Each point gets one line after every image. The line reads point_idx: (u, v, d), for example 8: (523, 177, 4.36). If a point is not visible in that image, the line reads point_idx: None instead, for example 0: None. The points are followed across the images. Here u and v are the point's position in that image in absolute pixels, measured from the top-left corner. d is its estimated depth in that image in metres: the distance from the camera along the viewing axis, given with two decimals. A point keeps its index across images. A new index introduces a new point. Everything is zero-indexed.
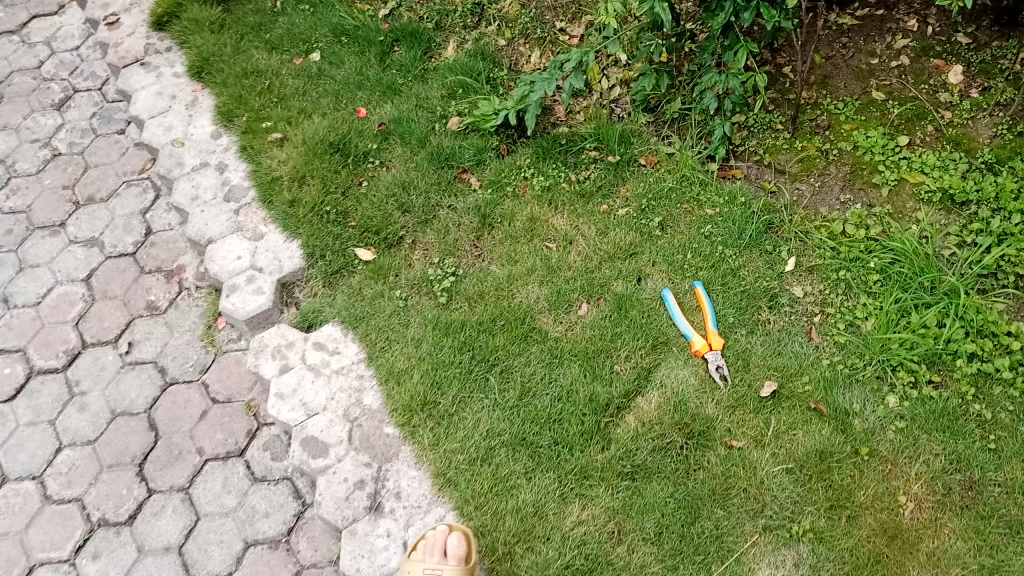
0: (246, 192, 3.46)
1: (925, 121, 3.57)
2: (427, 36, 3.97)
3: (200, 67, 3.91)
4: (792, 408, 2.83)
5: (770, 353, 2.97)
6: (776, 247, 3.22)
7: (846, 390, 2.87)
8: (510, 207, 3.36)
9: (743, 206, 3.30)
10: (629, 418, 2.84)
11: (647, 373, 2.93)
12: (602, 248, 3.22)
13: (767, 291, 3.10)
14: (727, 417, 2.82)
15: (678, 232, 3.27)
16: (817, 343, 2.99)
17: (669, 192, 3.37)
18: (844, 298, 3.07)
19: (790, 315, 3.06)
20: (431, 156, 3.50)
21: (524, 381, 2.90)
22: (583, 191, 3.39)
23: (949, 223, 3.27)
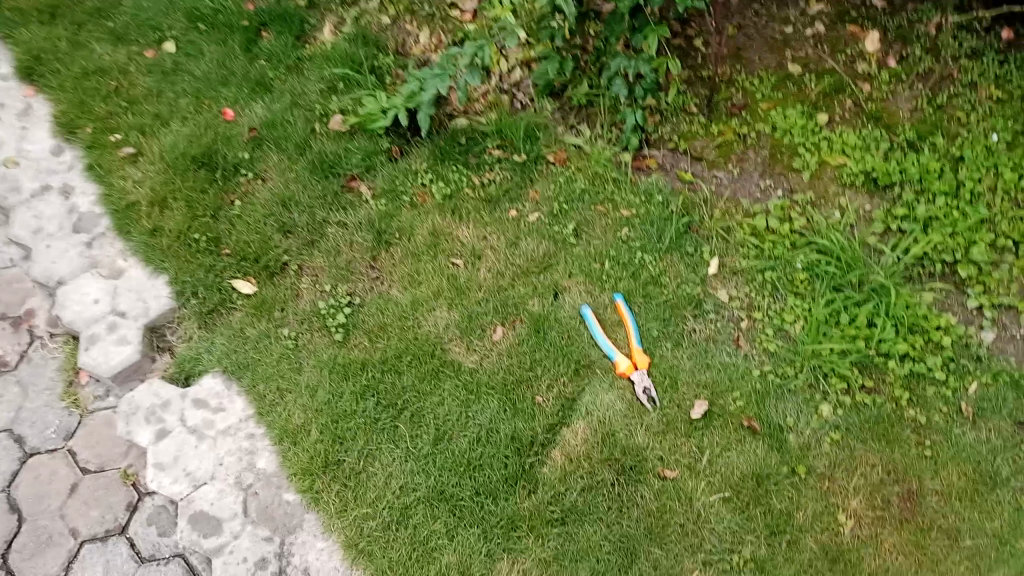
0: (98, 221, 3.03)
1: (843, 96, 3.37)
2: (299, 17, 3.52)
3: (30, 66, 3.36)
4: (724, 427, 2.64)
5: (698, 368, 2.76)
6: (697, 247, 3.00)
7: (779, 403, 2.69)
8: (409, 220, 3.03)
9: (660, 205, 3.07)
10: (556, 455, 2.60)
11: (571, 403, 2.70)
12: (515, 264, 2.95)
13: (692, 299, 2.88)
14: (658, 444, 2.61)
15: (594, 239, 3.01)
16: (745, 351, 2.80)
17: (582, 193, 3.11)
18: (771, 302, 2.88)
19: (716, 323, 2.86)
20: (314, 165, 3.12)
21: (437, 422, 2.65)
22: (488, 196, 3.09)
23: (873, 208, 3.12)
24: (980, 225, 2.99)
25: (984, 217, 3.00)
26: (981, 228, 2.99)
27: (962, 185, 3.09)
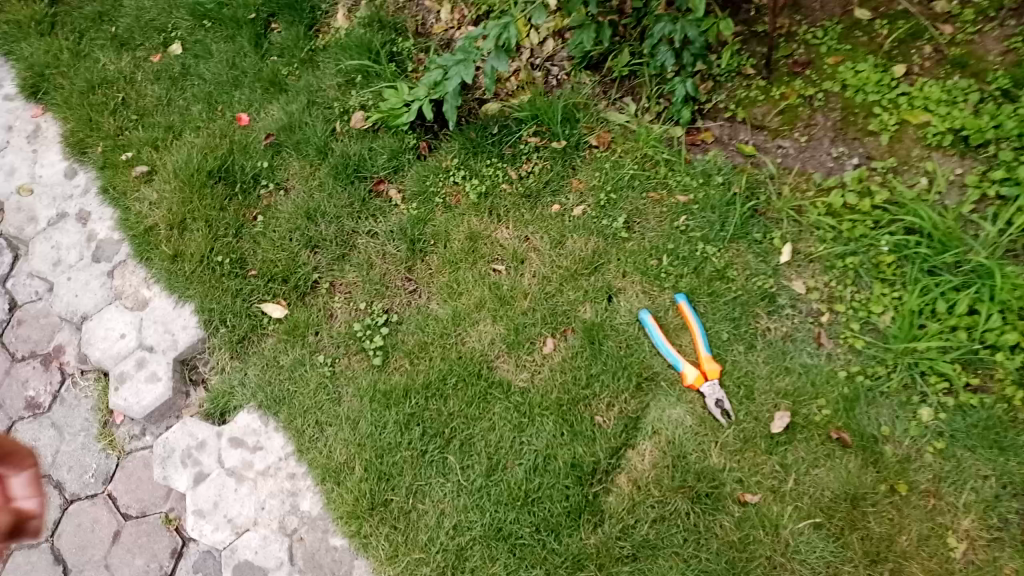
0: (118, 247, 2.82)
1: (921, 41, 2.93)
2: (309, 3, 3.21)
3: (34, 85, 3.16)
4: (810, 440, 2.36)
5: (776, 373, 2.47)
6: (766, 233, 2.67)
7: (870, 410, 2.40)
8: (443, 223, 2.75)
9: (720, 187, 2.73)
10: (621, 481, 2.36)
11: (635, 421, 2.43)
12: (559, 266, 2.67)
13: (764, 294, 2.58)
14: (735, 465, 2.35)
15: (648, 231, 2.71)
16: (827, 350, 2.49)
17: (632, 179, 2.79)
18: (854, 292, 2.56)
19: (793, 319, 2.55)
20: (336, 169, 2.85)
21: (490, 451, 2.39)
22: (525, 190, 2.80)
23: (965, 172, 2.73)
24: None
25: None
26: None
27: None
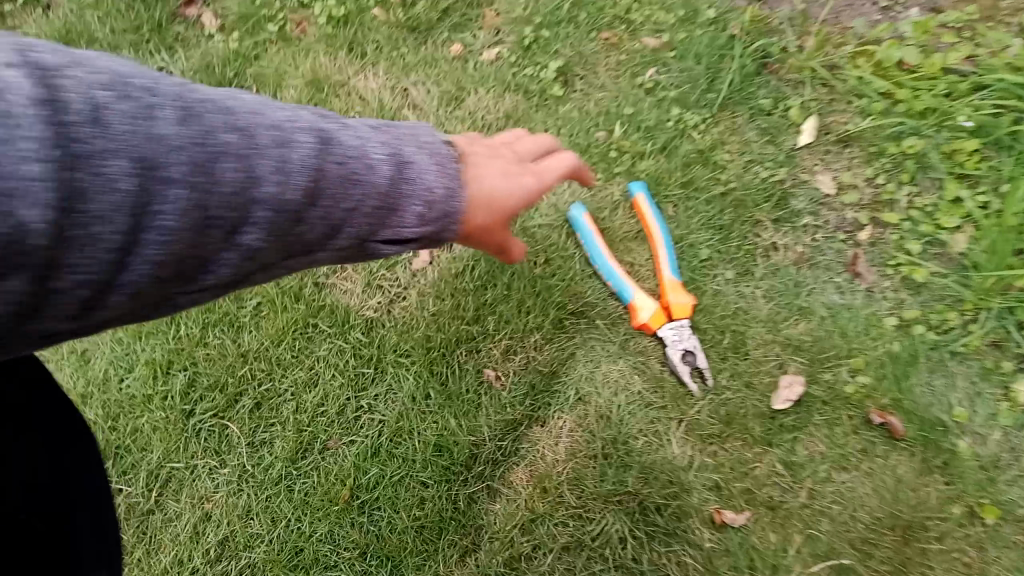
0: None
1: None
2: None
3: None
4: (833, 426, 1.41)
5: (783, 316, 1.51)
6: (776, 100, 1.69)
7: (935, 381, 1.44)
8: (275, 63, 1.77)
9: (710, 27, 1.74)
10: (517, 481, 1.40)
11: (548, 381, 1.46)
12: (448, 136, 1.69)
13: (768, 192, 1.61)
14: (710, 463, 1.39)
15: (593, 89, 1.71)
16: (868, 286, 1.54)
17: (573, 9, 1.78)
18: (914, 195, 1.60)
19: (812, 233, 1.59)
20: None
21: (302, 420, 1.47)
22: (411, 21, 1.79)
23: None
24: None
25: None
26: None
27: None
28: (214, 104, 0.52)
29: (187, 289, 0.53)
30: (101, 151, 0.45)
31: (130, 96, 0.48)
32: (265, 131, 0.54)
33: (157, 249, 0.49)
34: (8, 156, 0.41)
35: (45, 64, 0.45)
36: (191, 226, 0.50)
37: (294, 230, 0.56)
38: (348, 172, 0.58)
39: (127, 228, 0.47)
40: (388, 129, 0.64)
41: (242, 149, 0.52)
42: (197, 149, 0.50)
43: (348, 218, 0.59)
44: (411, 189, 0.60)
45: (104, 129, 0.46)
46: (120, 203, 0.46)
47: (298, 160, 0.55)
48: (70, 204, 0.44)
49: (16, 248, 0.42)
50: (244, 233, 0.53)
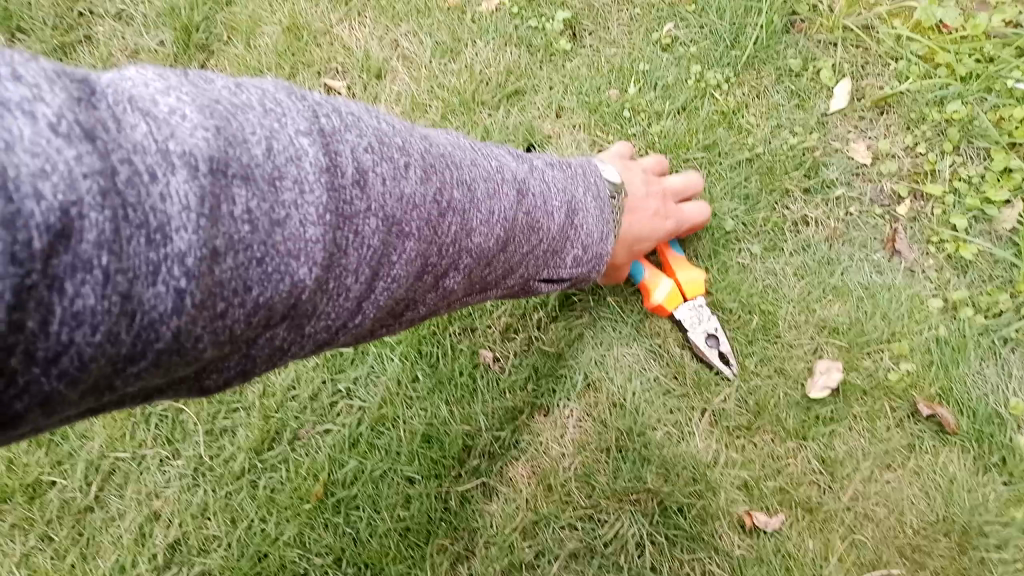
0: None
1: None
2: None
3: None
4: (874, 420, 1.25)
5: (817, 296, 1.34)
6: (805, 61, 1.53)
7: (987, 371, 1.28)
8: (249, 8, 1.58)
9: None
10: (517, 478, 1.23)
11: (553, 364, 1.28)
12: (441, 89, 1.51)
13: (799, 159, 1.45)
14: (737, 458, 1.22)
15: (604, 45, 1.54)
16: (908, 263, 1.38)
17: None
18: (959, 165, 1.44)
19: (846, 206, 1.43)
20: None
21: (268, 406, 1.27)
22: None
23: None
24: None
25: None
26: None
27: None
28: (452, 165, 0.68)
29: (395, 323, 0.69)
30: (362, 211, 0.54)
31: (392, 157, 0.59)
32: (485, 190, 0.70)
33: (387, 300, 0.61)
34: (294, 222, 0.49)
35: (322, 124, 0.54)
36: (419, 277, 0.64)
37: (489, 272, 0.75)
38: (537, 223, 0.78)
39: (373, 284, 0.57)
40: (560, 169, 0.89)
41: (469, 208, 0.67)
42: (440, 209, 0.63)
43: (529, 262, 0.81)
44: (571, 239, 0.85)
45: (366, 191, 0.55)
46: (370, 261, 0.56)
47: (507, 216, 0.72)
48: (333, 261, 0.52)
49: (288, 306, 0.50)
50: (455, 279, 0.70)
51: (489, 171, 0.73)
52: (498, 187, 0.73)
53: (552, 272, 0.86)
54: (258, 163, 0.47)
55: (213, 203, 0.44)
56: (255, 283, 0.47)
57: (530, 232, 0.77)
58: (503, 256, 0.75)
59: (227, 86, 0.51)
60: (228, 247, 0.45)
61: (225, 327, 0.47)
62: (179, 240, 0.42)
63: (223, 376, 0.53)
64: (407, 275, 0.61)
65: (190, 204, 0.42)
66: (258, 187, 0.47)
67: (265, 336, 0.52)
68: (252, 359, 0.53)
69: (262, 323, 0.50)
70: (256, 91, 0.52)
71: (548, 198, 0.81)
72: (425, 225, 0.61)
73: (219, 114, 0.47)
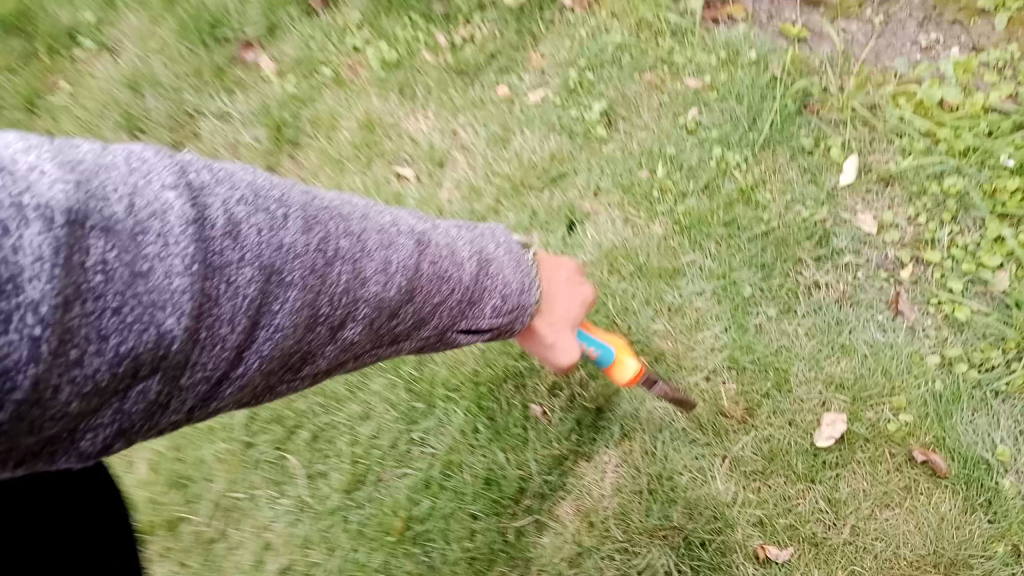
0: None
1: None
2: None
3: None
4: (876, 466, 1.43)
5: (825, 354, 1.53)
6: (817, 139, 1.73)
7: (979, 421, 1.45)
8: (330, 105, 1.84)
9: (752, 67, 1.79)
10: (563, 514, 1.45)
11: (592, 417, 1.50)
12: (495, 176, 1.75)
13: (810, 231, 1.64)
14: (751, 497, 1.43)
15: (636, 130, 1.77)
16: (909, 323, 1.56)
17: (617, 51, 1.84)
18: (955, 233, 1.62)
19: (853, 272, 1.61)
20: (184, 25, 1.94)
21: (357, 452, 1.52)
22: (460, 65, 1.86)
23: None
24: None
25: None
26: None
27: None
28: (338, 214, 0.60)
29: (294, 381, 0.60)
30: (235, 262, 0.49)
31: (267, 208, 0.53)
32: (380, 239, 0.62)
33: (272, 353, 0.54)
34: (158, 274, 0.44)
35: (191, 178, 0.49)
36: (305, 330, 0.56)
37: (400, 324, 0.66)
38: (445, 272, 0.69)
39: (253, 333, 0.52)
40: (469, 229, 0.78)
41: (366, 260, 0.61)
42: (327, 257, 0.56)
43: (442, 312, 0.70)
44: (488, 290, 0.74)
45: (239, 243, 0.50)
46: (248, 311, 0.50)
47: (408, 265, 0.64)
48: (205, 312, 0.47)
49: (156, 360, 0.45)
50: (355, 334, 0.61)
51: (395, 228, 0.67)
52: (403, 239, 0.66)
53: (471, 324, 0.74)
54: (119, 219, 0.43)
55: (67, 254, 0.40)
56: (112, 331, 0.42)
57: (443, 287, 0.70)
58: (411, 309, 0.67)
59: (81, 145, 0.46)
60: (80, 298, 0.41)
61: (86, 379, 0.42)
62: (32, 289, 0.38)
63: (97, 439, 0.46)
64: (289, 328, 0.54)
65: (44, 255, 0.39)
66: (119, 239, 0.43)
67: (138, 390, 0.46)
68: (128, 416, 0.47)
69: (131, 376, 0.45)
70: (118, 148, 0.48)
71: (455, 248, 0.72)
72: (311, 275, 0.55)
73: (82, 169, 0.44)
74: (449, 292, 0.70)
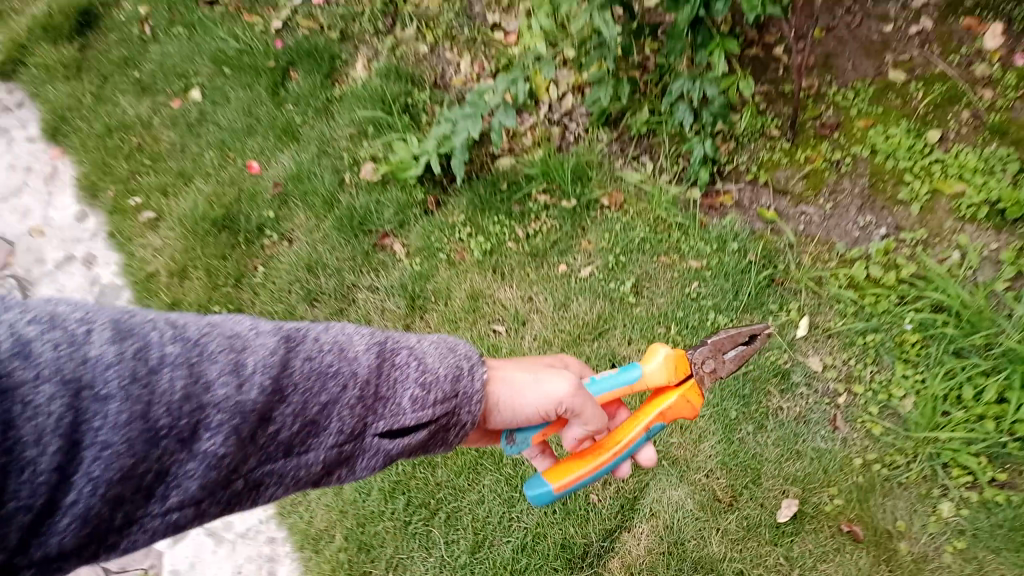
0: (119, 293, 2.79)
1: (959, 105, 2.78)
2: (329, 53, 3.19)
3: (55, 127, 3.17)
4: (818, 533, 2.23)
5: (785, 457, 2.33)
6: (781, 305, 2.54)
7: (886, 503, 2.23)
8: (445, 280, 2.71)
9: (735, 254, 2.61)
10: (613, 566, 2.26)
11: (631, 502, 2.32)
12: (561, 331, 2.60)
13: (776, 370, 2.43)
14: (736, 554, 2.24)
15: (656, 297, 2.61)
16: (843, 435, 2.33)
17: (641, 241, 2.70)
18: (875, 372, 2.39)
19: (807, 399, 2.39)
20: (341, 223, 2.80)
21: (477, 526, 2.32)
22: (533, 251, 2.73)
23: (1000, 247, 2.55)
24: None
25: None
26: None
27: None
28: (152, 329, 0.95)
29: (171, 484, 0.94)
30: (37, 380, 0.84)
31: (72, 332, 0.89)
32: (214, 344, 0.98)
33: (109, 454, 0.88)
34: None
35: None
36: (154, 442, 0.91)
37: (279, 420, 1.02)
38: (319, 369, 1.06)
39: (76, 439, 0.86)
40: (382, 336, 1.17)
41: (195, 366, 0.95)
42: (147, 365, 0.92)
43: (342, 411, 1.07)
44: (400, 378, 1.13)
45: (37, 365, 0.85)
46: (58, 420, 0.85)
47: (259, 368, 1.00)
48: (14, 422, 0.82)
49: None
50: (216, 440, 0.95)
51: (245, 334, 1.03)
52: (250, 345, 1.01)
53: (393, 417, 1.12)
54: None
55: None
56: None
57: (305, 382, 1.04)
58: (284, 409, 1.02)
59: None
60: None
61: None
62: None
63: None
64: (132, 439, 0.89)
65: None
66: None
67: None
68: None
69: None
70: None
71: (350, 349, 1.11)
72: (130, 380, 0.90)
73: None
74: (329, 388, 1.06)
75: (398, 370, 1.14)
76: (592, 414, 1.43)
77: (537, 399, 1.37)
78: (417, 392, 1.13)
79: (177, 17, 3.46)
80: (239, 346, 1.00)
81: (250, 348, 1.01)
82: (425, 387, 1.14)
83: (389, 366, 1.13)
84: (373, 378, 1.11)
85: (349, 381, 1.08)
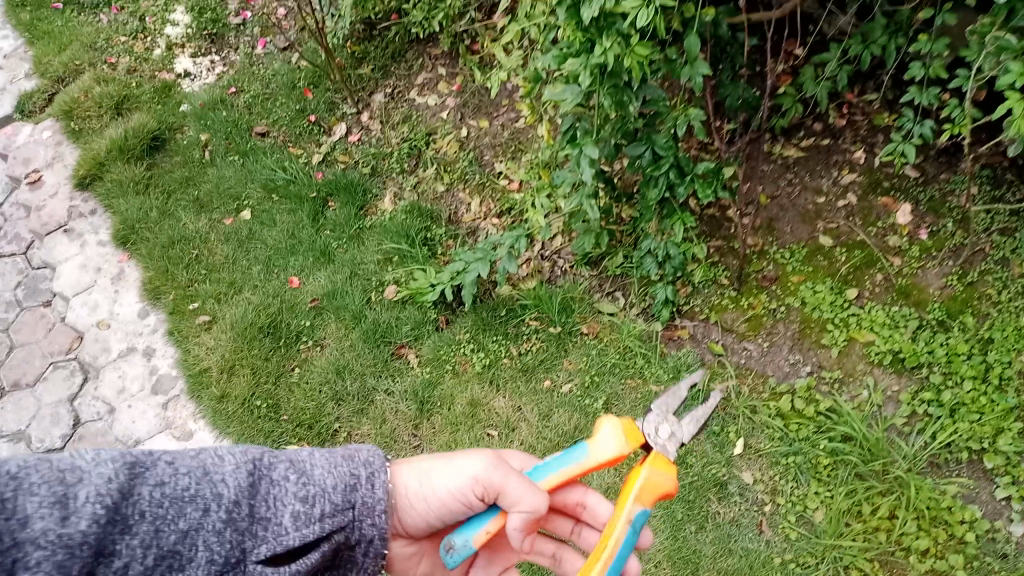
0: (175, 383, 3.39)
1: (873, 270, 3.39)
2: (363, 187, 3.82)
3: (126, 236, 3.81)
4: None
5: (720, 553, 2.90)
6: (724, 428, 3.13)
7: None
8: (450, 388, 3.27)
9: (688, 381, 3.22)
10: None
11: None
12: (544, 437, 3.16)
13: (716, 482, 3.02)
14: None
15: (623, 413, 3.19)
16: (767, 537, 2.90)
17: (612, 366, 3.29)
18: (795, 487, 2.98)
19: (739, 506, 2.97)
20: (367, 334, 3.38)
21: None
22: (523, 367, 3.31)
23: (900, 389, 3.14)
24: (1008, 415, 2.97)
25: (1013, 406, 2.99)
26: (1009, 418, 2.97)
27: (992, 369, 3.06)
28: None
29: None
30: None
31: None
32: (37, 477, 1.21)
33: None
34: None
35: None
36: None
37: (118, 545, 1.27)
38: (164, 489, 1.34)
39: None
40: (238, 457, 1.47)
41: (8, 503, 1.17)
42: None
43: (212, 528, 1.36)
44: (274, 494, 1.46)
45: None
46: None
47: (99, 497, 1.25)
48: None
49: None
50: None
51: (84, 467, 1.27)
52: (84, 477, 1.25)
53: (275, 534, 1.43)
54: None
55: None
56: None
57: (155, 512, 1.32)
58: (129, 540, 1.28)
59: None
60: None
61: None
62: None
63: None
64: None
65: None
66: None
67: None
68: None
69: None
70: None
71: (212, 474, 1.41)
72: None
73: None
74: (172, 508, 1.33)
75: (277, 488, 1.47)
76: (513, 491, 1.61)
77: (451, 485, 1.68)
78: (297, 509, 1.46)
79: (233, 143, 4.10)
80: (72, 480, 1.24)
81: (87, 479, 1.26)
82: (306, 505, 1.48)
83: (272, 490, 1.47)
84: (241, 502, 1.41)
85: (212, 505, 1.37)
